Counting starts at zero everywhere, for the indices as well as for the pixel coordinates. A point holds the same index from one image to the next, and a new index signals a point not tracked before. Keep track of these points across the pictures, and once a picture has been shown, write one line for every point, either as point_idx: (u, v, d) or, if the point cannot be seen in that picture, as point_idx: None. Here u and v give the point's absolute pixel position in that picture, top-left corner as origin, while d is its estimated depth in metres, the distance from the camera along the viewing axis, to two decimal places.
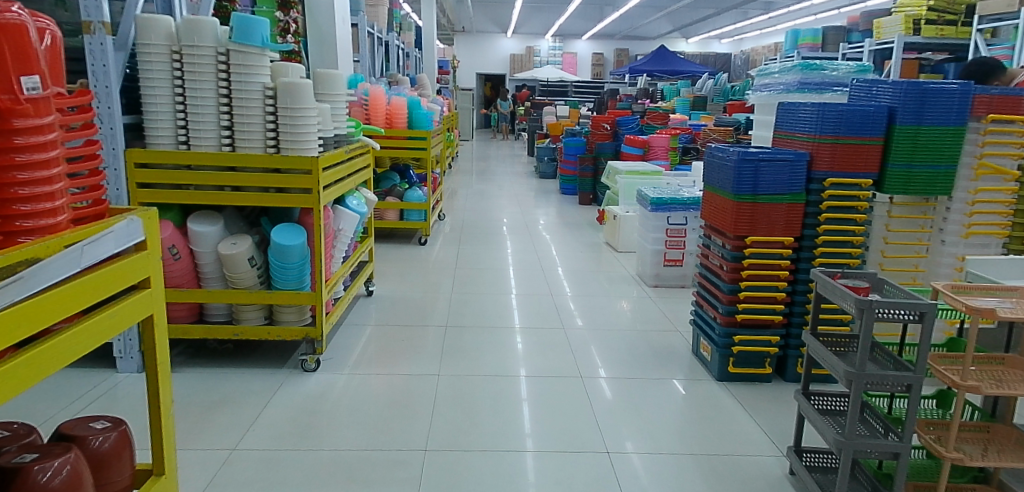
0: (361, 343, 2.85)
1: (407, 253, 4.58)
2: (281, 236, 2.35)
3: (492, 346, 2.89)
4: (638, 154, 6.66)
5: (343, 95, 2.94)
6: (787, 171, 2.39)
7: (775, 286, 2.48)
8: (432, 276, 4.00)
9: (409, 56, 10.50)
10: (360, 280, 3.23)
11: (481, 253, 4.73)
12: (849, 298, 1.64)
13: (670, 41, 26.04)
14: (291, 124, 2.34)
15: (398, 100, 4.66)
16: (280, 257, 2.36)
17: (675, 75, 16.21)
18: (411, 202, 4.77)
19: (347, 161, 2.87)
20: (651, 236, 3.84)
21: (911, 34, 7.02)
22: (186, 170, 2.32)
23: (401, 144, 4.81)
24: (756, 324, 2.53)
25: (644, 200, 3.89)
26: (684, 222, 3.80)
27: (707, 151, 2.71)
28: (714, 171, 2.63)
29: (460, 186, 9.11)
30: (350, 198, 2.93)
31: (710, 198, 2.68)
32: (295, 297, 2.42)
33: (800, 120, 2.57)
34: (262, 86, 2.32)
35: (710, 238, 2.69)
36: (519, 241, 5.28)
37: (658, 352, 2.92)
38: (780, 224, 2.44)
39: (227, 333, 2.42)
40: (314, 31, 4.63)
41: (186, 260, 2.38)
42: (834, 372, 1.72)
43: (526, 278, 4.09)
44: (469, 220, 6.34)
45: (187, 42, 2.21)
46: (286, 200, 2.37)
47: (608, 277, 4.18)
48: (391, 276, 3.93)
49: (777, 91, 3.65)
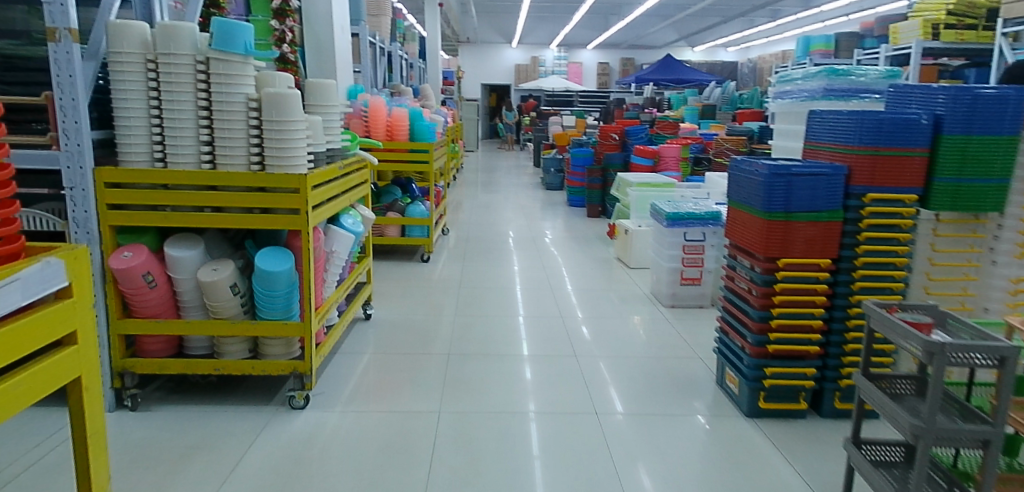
0: (356, 375, 2.62)
1: (408, 271, 4.37)
2: (267, 261, 2.14)
3: (500, 378, 2.66)
4: (648, 165, 6.40)
5: (337, 107, 2.74)
6: (822, 186, 2.16)
7: (811, 313, 2.25)
8: (435, 296, 3.79)
9: (412, 66, 10.38)
10: (356, 304, 3.01)
11: (486, 270, 4.51)
12: (914, 339, 1.40)
13: (676, 50, 25.94)
14: (276, 138, 2.13)
15: (400, 113, 4.52)
16: (266, 284, 2.15)
17: (681, 83, 16.03)
18: (413, 217, 4.56)
19: (341, 178, 2.67)
20: (667, 253, 3.61)
21: (929, 39, 6.78)
22: (163, 189, 2.12)
23: (402, 157, 4.59)
24: (789, 355, 2.29)
25: (658, 215, 3.66)
26: (702, 238, 3.56)
27: (731, 164, 2.48)
28: (740, 186, 2.40)
29: (465, 198, 8.93)
30: (346, 217, 2.74)
31: (735, 215, 2.45)
32: (283, 327, 2.21)
33: (835, 130, 2.35)
34: (245, 97, 2.13)
35: (736, 259, 2.45)
36: (526, 257, 5.06)
37: (680, 384, 2.68)
38: (815, 244, 2.21)
39: (208, 368, 2.21)
40: (313, 41, 4.48)
41: (162, 288, 2.18)
42: (895, 423, 1.47)
43: (534, 298, 3.85)
44: (474, 234, 6.13)
45: (163, 49, 2.03)
46: (272, 221, 2.16)
47: (621, 297, 3.95)
48: (390, 297, 3.71)
49: (800, 99, 3.43)
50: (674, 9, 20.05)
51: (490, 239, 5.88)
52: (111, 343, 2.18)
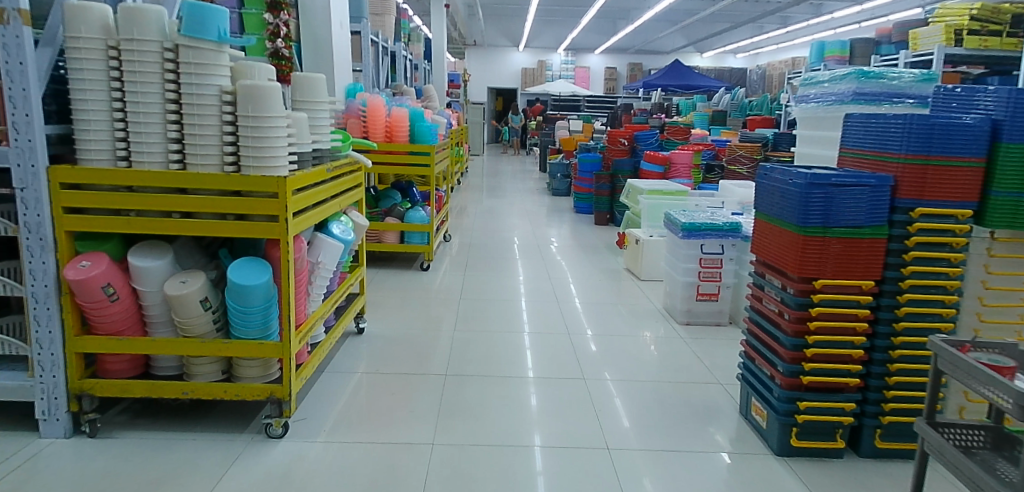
0: (343, 399, 2.39)
1: (406, 280, 4.13)
2: (240, 275, 1.90)
3: (500, 403, 2.43)
4: (659, 171, 6.19)
5: (327, 104, 2.52)
6: (864, 198, 1.93)
7: (851, 342, 2.01)
8: (433, 309, 3.55)
9: (416, 68, 10.20)
10: (347, 317, 2.78)
11: (490, 280, 4.27)
12: (998, 385, 1.15)
13: (685, 56, 25.74)
14: (252, 136, 1.91)
15: (399, 113, 4.31)
16: (240, 300, 1.92)
17: (690, 89, 15.79)
18: (412, 223, 4.33)
19: (330, 182, 2.45)
20: (682, 266, 3.36)
21: (952, 45, 6.51)
22: (127, 192, 1.90)
23: (402, 160, 4.35)
24: (826, 388, 2.05)
25: (673, 225, 3.43)
26: (721, 251, 3.31)
27: (761, 172, 2.25)
28: (770, 197, 2.16)
29: (469, 203, 8.70)
30: (334, 224, 2.52)
31: (765, 229, 2.21)
32: (258, 348, 1.97)
33: (875, 137, 2.12)
34: (219, 90, 1.93)
35: (764, 277, 2.21)
36: (530, 266, 4.82)
37: (699, 413, 2.42)
38: (856, 264, 1.97)
39: (175, 392, 1.97)
40: (309, 38, 4.30)
41: (125, 301, 1.94)
42: (972, 485, 1.22)
43: (539, 313, 3.60)
44: (477, 241, 5.90)
45: (125, 35, 1.82)
46: (248, 229, 1.93)
47: (632, 312, 3.70)
48: (386, 309, 3.48)
49: (828, 103, 3.21)
50: (683, 14, 19.86)
51: (493, 246, 5.64)
52: (67, 363, 1.94)
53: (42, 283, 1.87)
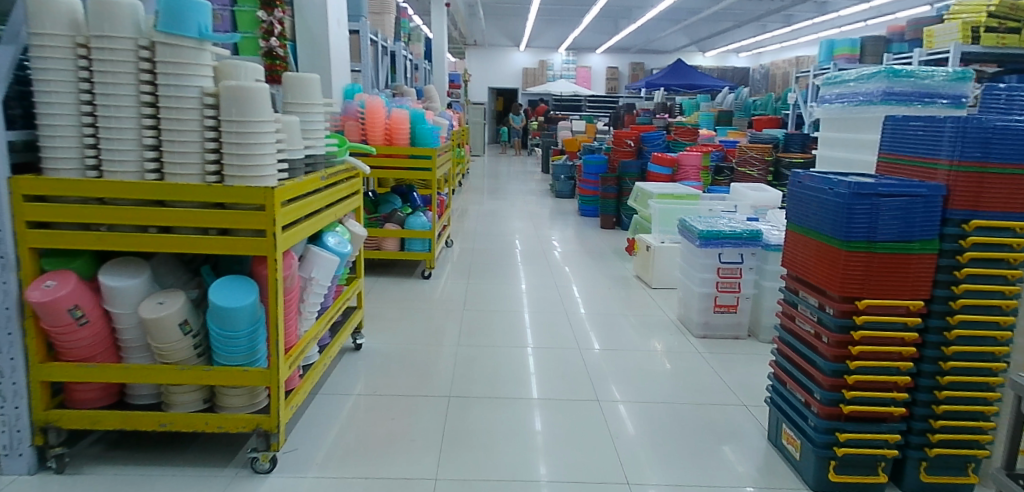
0: (337, 426, 2.20)
1: (405, 290, 3.94)
2: (222, 296, 1.72)
3: (508, 430, 2.24)
4: (667, 174, 6.01)
5: (322, 106, 2.34)
6: (913, 210, 1.74)
7: (896, 367, 1.82)
8: (435, 321, 3.36)
9: (416, 68, 10.02)
10: (343, 334, 2.60)
11: (494, 289, 4.09)
12: None
13: (687, 55, 25.55)
14: (237, 142, 1.73)
15: (399, 115, 4.14)
16: (223, 323, 1.73)
17: (693, 89, 15.60)
18: (413, 229, 4.15)
19: (324, 190, 2.27)
20: (698, 276, 3.18)
21: (968, 43, 6.31)
22: (97, 204, 1.72)
23: (403, 164, 4.16)
24: (867, 418, 1.87)
25: (688, 232, 3.24)
26: (740, 260, 3.13)
27: (797, 180, 2.07)
28: (808, 207, 1.98)
29: (471, 205, 8.52)
30: (329, 235, 2.34)
31: (800, 242, 2.02)
32: (244, 376, 1.79)
33: (923, 142, 1.93)
34: (201, 91, 1.74)
35: (798, 294, 2.03)
36: (535, 273, 4.64)
37: (723, 440, 2.24)
38: (904, 283, 1.78)
39: (152, 424, 1.80)
40: (305, 36, 4.13)
41: (96, 324, 1.77)
42: None
43: (547, 325, 3.41)
44: (480, 246, 5.71)
45: (95, 31, 1.64)
46: (232, 245, 1.75)
47: (644, 324, 3.51)
48: (384, 321, 3.29)
49: (855, 103, 3.04)
50: (686, 13, 19.66)
51: (497, 251, 5.45)
52: (32, 393, 1.76)
53: (3, 305, 1.69)
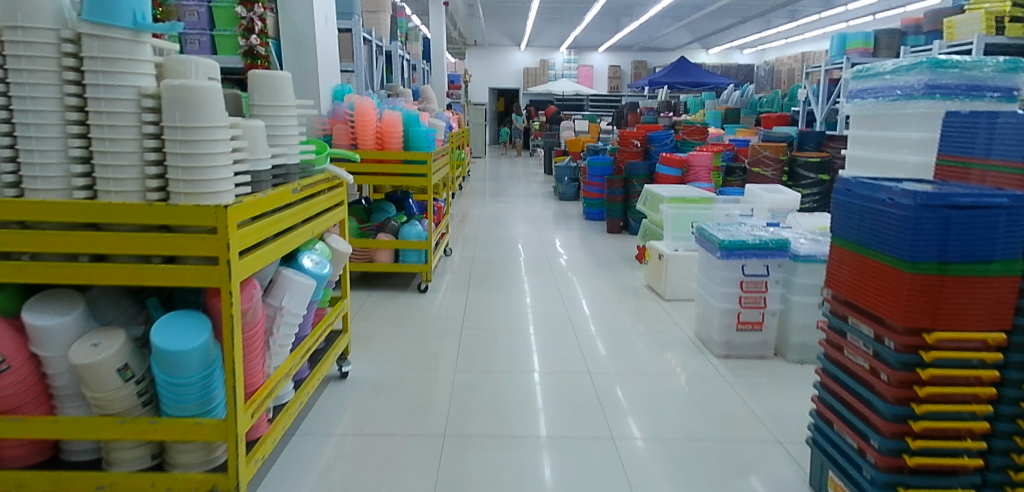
0: (314, 475, 1.92)
1: (400, 305, 3.66)
2: (166, 338, 1.44)
3: (510, 475, 1.96)
4: (676, 175, 5.71)
5: (295, 109, 2.06)
6: (990, 226, 1.46)
7: (969, 411, 1.53)
8: (431, 342, 3.07)
9: (415, 68, 9.74)
10: (324, 364, 2.33)
11: (495, 302, 3.80)
12: None
13: (690, 52, 25.20)
14: (182, 153, 1.45)
15: (391, 117, 3.85)
16: (168, 369, 1.45)
17: (697, 87, 15.31)
18: (407, 240, 3.86)
19: (298, 205, 1.99)
20: (719, 290, 2.88)
21: (992, 34, 6.00)
22: (17, 228, 1.44)
23: (395, 170, 3.87)
24: (934, 469, 1.58)
25: (707, 242, 2.95)
26: (766, 272, 2.83)
27: (844, 187, 1.78)
28: (861, 221, 1.69)
29: (472, 209, 8.24)
30: (305, 256, 2.07)
31: (852, 260, 1.73)
32: (195, 430, 1.51)
33: (957, 139, 1.88)
34: (138, 92, 1.45)
35: (848, 321, 1.74)
36: (539, 283, 4.35)
37: (759, 486, 1.94)
38: (980, 311, 1.49)
39: (89, 486, 1.52)
40: (289, 33, 3.86)
41: (21, 370, 1.48)
42: None
43: (553, 345, 3.12)
44: (481, 253, 5.42)
45: (6, 22, 1.36)
46: (179, 276, 1.47)
47: (659, 341, 3.22)
48: (374, 343, 3.00)
49: (891, 98, 2.74)
50: (689, 10, 19.35)
51: (499, 259, 5.16)
52: None
53: None
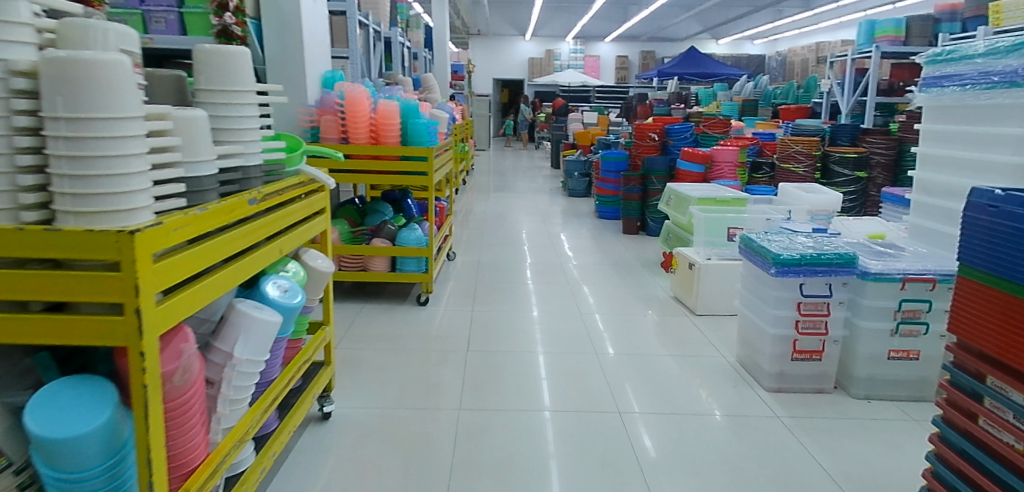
0: None
1: (396, 320, 3.22)
2: (46, 422, 1.01)
3: None
4: (699, 172, 5.26)
5: (257, 93, 1.59)
6: None
7: None
8: (431, 369, 2.64)
9: (416, 57, 9.25)
10: (299, 412, 1.87)
11: (504, 317, 3.36)
12: None
13: (699, 42, 24.56)
14: (68, 158, 1.00)
15: (388, 107, 3.39)
16: (52, 463, 1.02)
17: (709, 78, 14.78)
18: (406, 246, 3.42)
19: (258, 220, 1.53)
20: (771, 313, 2.44)
21: None
22: None
23: (393, 167, 3.43)
24: None
25: (756, 254, 2.50)
26: (828, 292, 2.39)
27: (991, 202, 1.32)
28: (1015, 247, 1.23)
29: (477, 205, 7.78)
30: (269, 284, 1.62)
31: (997, 300, 1.28)
32: None
33: None
34: (6, 67, 1.00)
35: (993, 384, 1.29)
36: (553, 292, 3.91)
37: None
38: None
39: None
40: (271, 11, 3.42)
41: None
42: None
43: (573, 374, 2.67)
44: (487, 255, 4.97)
45: None
46: (69, 333, 1.02)
47: (696, 368, 2.77)
48: (365, 372, 2.57)
49: (985, 86, 2.30)
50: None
51: (507, 262, 4.71)
52: None
53: None
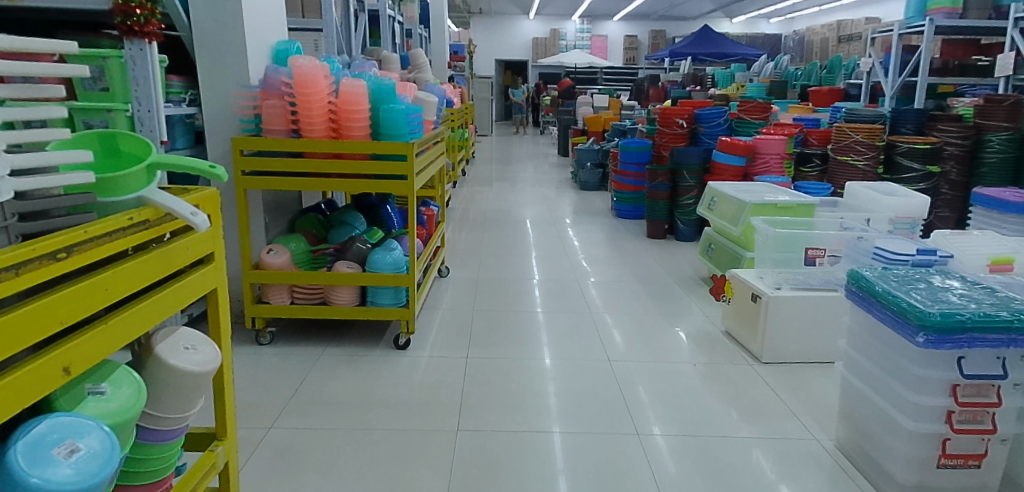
0: None
1: (364, 374, 2.42)
2: None
3: None
4: (739, 166, 4.42)
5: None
6: None
7: None
8: (402, 468, 1.83)
9: (409, 33, 8.34)
10: None
11: (508, 366, 2.55)
12: None
13: (711, 21, 23.41)
14: None
15: (352, 88, 2.54)
16: None
17: (725, 58, 13.81)
18: (378, 272, 2.60)
19: None
20: (912, 400, 1.62)
21: None
22: None
23: (360, 169, 2.60)
24: None
25: (884, 307, 1.67)
26: (1001, 370, 1.57)
27: None
28: None
29: (476, 199, 6.95)
30: (32, 438, 0.82)
31: None
32: None
33: None
34: None
35: None
36: (569, 323, 3.10)
37: None
38: None
39: None
40: None
41: None
42: None
43: (608, 472, 1.84)
44: (487, 266, 4.15)
45: None
46: None
47: (779, 455, 1.96)
48: (308, 477, 1.77)
49: None
50: None
51: (511, 277, 3.90)
52: None
53: None
